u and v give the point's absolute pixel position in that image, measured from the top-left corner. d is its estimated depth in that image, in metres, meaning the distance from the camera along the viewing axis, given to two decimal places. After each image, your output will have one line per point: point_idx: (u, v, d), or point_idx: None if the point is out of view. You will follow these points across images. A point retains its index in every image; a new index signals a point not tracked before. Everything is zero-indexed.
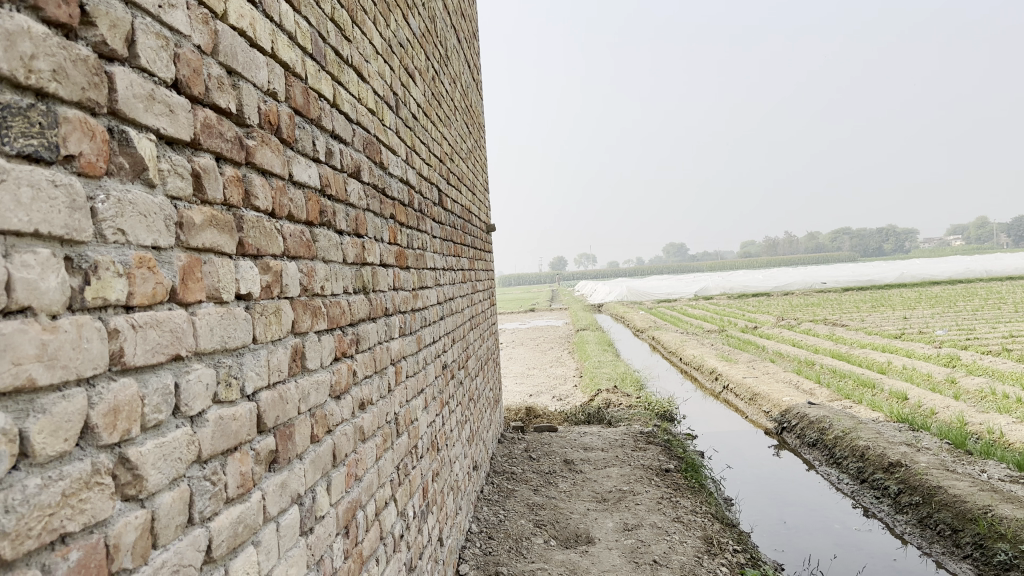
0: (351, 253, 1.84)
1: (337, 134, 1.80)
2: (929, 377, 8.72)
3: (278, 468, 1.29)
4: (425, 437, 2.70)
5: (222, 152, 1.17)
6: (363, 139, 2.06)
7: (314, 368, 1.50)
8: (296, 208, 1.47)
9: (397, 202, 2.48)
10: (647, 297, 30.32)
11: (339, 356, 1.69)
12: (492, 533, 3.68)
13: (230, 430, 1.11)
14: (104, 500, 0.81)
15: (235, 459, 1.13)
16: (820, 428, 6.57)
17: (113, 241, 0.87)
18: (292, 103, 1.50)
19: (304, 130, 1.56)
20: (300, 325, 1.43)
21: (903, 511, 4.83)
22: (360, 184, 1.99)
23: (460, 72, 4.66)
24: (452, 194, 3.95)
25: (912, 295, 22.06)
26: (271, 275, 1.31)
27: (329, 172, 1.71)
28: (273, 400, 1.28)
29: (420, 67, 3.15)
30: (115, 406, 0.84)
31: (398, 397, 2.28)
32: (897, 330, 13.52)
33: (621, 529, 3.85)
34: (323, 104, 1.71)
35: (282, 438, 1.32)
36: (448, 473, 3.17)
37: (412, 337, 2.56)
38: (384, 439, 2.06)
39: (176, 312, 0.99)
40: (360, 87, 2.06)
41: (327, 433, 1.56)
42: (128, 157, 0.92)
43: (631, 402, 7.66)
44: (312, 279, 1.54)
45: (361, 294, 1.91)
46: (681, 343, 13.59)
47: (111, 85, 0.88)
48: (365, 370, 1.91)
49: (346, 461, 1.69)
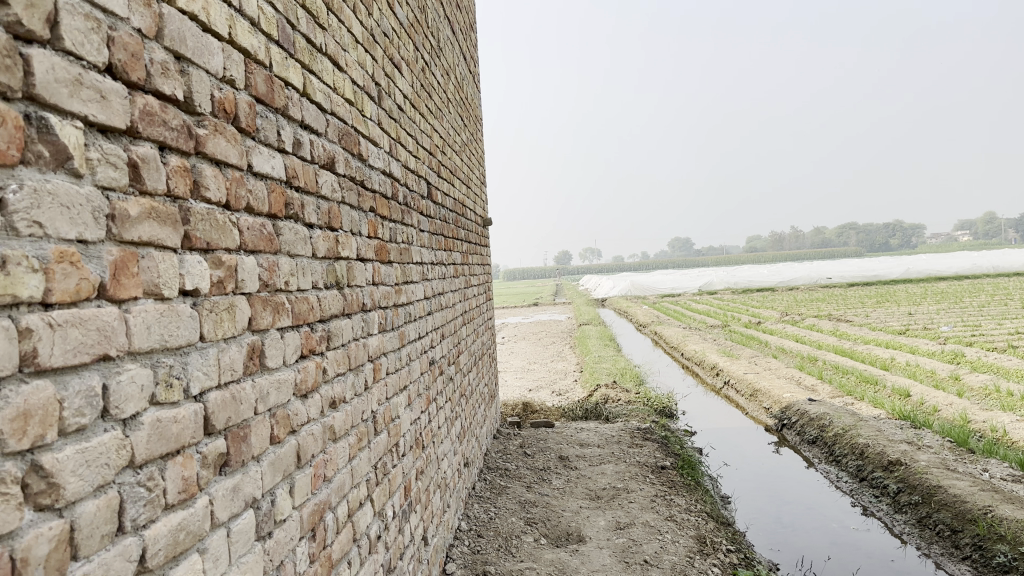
0: (322, 247, 1.79)
1: (307, 124, 1.74)
2: (932, 374, 8.65)
3: (228, 471, 1.23)
4: (408, 435, 2.65)
5: (166, 141, 1.11)
6: (339, 130, 2.00)
7: (275, 366, 1.45)
8: (256, 200, 1.41)
9: (378, 195, 2.42)
10: (651, 292, 30.20)
11: (306, 353, 1.63)
12: (481, 531, 3.63)
13: (169, 433, 1.06)
14: (9, 511, 0.76)
15: (176, 463, 1.08)
16: (820, 425, 6.50)
17: (27, 234, 0.82)
18: (253, 91, 1.44)
19: (267, 119, 1.50)
20: (258, 322, 1.38)
21: (902, 510, 4.77)
22: (334, 176, 1.93)
23: (454, 63, 4.59)
24: (443, 187, 3.89)
25: (918, 291, 21.92)
26: (223, 270, 1.25)
27: (297, 163, 1.66)
28: (223, 400, 1.23)
29: (408, 58, 3.09)
30: (25, 410, 0.79)
31: (377, 395, 2.23)
32: (901, 326, 13.40)
33: (613, 528, 3.79)
34: (291, 93, 1.65)
35: (235, 439, 1.27)
36: (434, 470, 3.12)
37: (394, 333, 2.50)
38: (359, 438, 2.01)
39: (105, 309, 0.94)
40: (336, 76, 2.00)
41: (290, 433, 1.51)
42: (49, 145, 0.86)
43: (629, 398, 7.61)
44: (274, 274, 1.48)
45: (333, 289, 1.86)
46: (683, 338, 13.52)
47: (27, 68, 0.83)
48: (338, 368, 1.85)
49: (312, 461, 1.63)
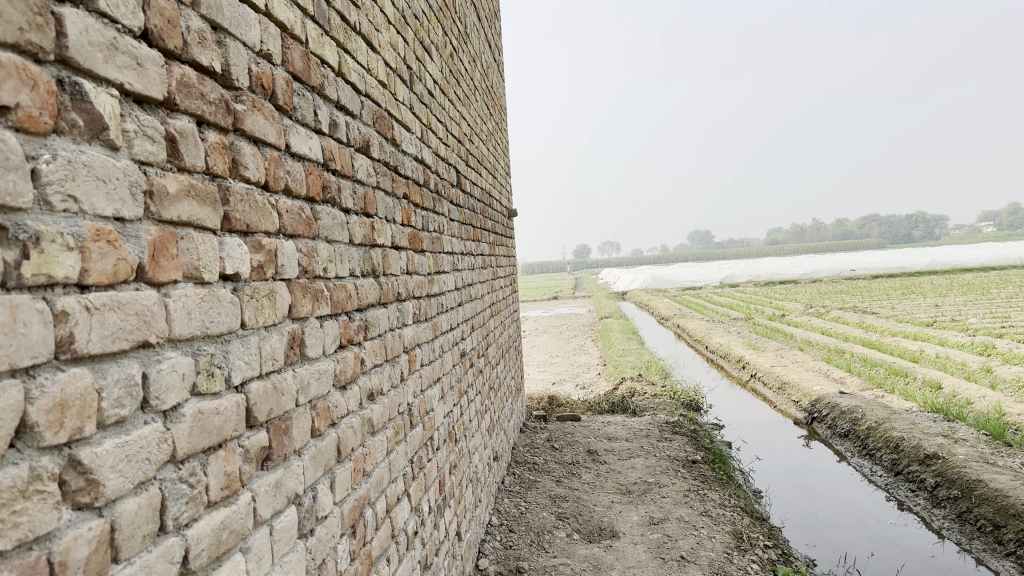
0: (358, 233, 1.72)
1: (342, 104, 1.67)
2: (964, 366, 8.48)
3: (271, 467, 1.17)
4: (442, 428, 2.58)
5: (204, 116, 1.04)
6: (373, 113, 1.93)
7: (315, 356, 1.38)
8: (294, 182, 1.34)
9: (411, 181, 2.35)
10: (672, 286, 30.01)
11: (345, 343, 1.57)
12: (513, 526, 3.56)
13: (212, 425, 0.99)
14: (46, 511, 0.69)
15: (219, 458, 1.01)
16: (853, 418, 6.38)
17: (62, 210, 0.75)
18: (289, 67, 1.37)
19: (304, 97, 1.43)
20: (298, 310, 1.31)
21: (941, 505, 4.65)
22: (369, 160, 1.86)
23: (480, 51, 4.52)
24: (471, 176, 3.81)
25: (946, 282, 21.59)
26: (263, 254, 1.18)
27: (334, 145, 1.59)
28: (265, 391, 1.16)
29: (437, 42, 3.01)
30: (62, 401, 0.72)
31: (412, 387, 2.16)
32: (929, 318, 13.19)
33: (646, 524, 3.71)
34: (327, 72, 1.58)
35: (277, 433, 1.20)
36: (466, 464, 3.06)
37: (427, 324, 2.43)
38: (395, 431, 1.94)
39: (144, 293, 0.87)
40: (370, 57, 1.93)
41: (330, 426, 1.44)
42: (83, 113, 0.79)
43: (656, 391, 7.52)
44: (314, 260, 1.41)
45: (370, 277, 1.79)
46: (707, 331, 13.39)
47: (59, 29, 0.76)
48: (375, 359, 1.78)
49: (352, 455, 1.57)
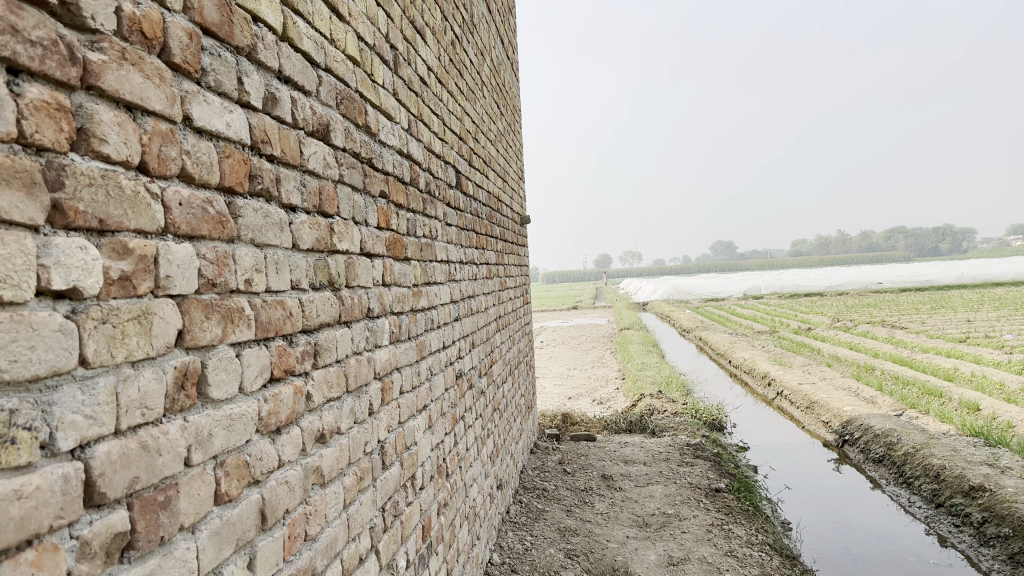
0: (308, 235, 1.39)
1: (286, 75, 1.33)
2: (1002, 385, 7.98)
3: (135, 558, 0.84)
4: (428, 463, 2.24)
5: (19, 60, 0.71)
6: (337, 93, 1.60)
7: (224, 398, 1.05)
8: (198, 166, 1.02)
9: (392, 178, 2.01)
10: (693, 297, 29.51)
11: (278, 375, 1.23)
12: (515, 565, 3.21)
13: (6, 518, 0.66)
14: None
15: (22, 562, 0.68)
16: (888, 442, 5.95)
17: None
18: (197, 17, 1.03)
19: (220, 58, 1.10)
20: (195, 336, 0.98)
21: (989, 544, 4.21)
22: (328, 148, 1.53)
23: (490, 45, 4.19)
24: (475, 176, 3.48)
25: (975, 297, 20.88)
26: (131, 262, 0.86)
27: (268, 123, 1.25)
28: (127, 454, 0.83)
29: (433, 25, 2.68)
30: None
31: (386, 421, 1.83)
32: (962, 334, 12.62)
33: (665, 565, 3.34)
34: (262, 31, 1.24)
35: (148, 508, 0.87)
36: (460, 498, 2.71)
37: (410, 344, 2.10)
38: (359, 478, 1.61)
39: None
40: (332, 24, 1.59)
41: (249, 485, 1.11)
42: None
43: (677, 409, 7.12)
44: (227, 269, 1.07)
45: (324, 290, 1.46)
46: (730, 344, 12.96)
47: None
48: (328, 392, 1.45)
49: (287, 519, 1.23)
